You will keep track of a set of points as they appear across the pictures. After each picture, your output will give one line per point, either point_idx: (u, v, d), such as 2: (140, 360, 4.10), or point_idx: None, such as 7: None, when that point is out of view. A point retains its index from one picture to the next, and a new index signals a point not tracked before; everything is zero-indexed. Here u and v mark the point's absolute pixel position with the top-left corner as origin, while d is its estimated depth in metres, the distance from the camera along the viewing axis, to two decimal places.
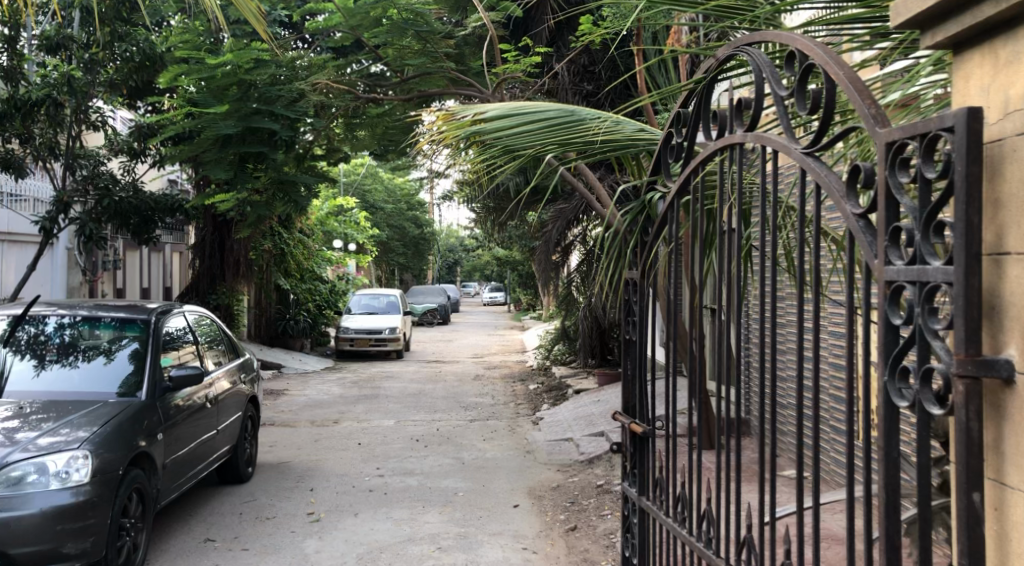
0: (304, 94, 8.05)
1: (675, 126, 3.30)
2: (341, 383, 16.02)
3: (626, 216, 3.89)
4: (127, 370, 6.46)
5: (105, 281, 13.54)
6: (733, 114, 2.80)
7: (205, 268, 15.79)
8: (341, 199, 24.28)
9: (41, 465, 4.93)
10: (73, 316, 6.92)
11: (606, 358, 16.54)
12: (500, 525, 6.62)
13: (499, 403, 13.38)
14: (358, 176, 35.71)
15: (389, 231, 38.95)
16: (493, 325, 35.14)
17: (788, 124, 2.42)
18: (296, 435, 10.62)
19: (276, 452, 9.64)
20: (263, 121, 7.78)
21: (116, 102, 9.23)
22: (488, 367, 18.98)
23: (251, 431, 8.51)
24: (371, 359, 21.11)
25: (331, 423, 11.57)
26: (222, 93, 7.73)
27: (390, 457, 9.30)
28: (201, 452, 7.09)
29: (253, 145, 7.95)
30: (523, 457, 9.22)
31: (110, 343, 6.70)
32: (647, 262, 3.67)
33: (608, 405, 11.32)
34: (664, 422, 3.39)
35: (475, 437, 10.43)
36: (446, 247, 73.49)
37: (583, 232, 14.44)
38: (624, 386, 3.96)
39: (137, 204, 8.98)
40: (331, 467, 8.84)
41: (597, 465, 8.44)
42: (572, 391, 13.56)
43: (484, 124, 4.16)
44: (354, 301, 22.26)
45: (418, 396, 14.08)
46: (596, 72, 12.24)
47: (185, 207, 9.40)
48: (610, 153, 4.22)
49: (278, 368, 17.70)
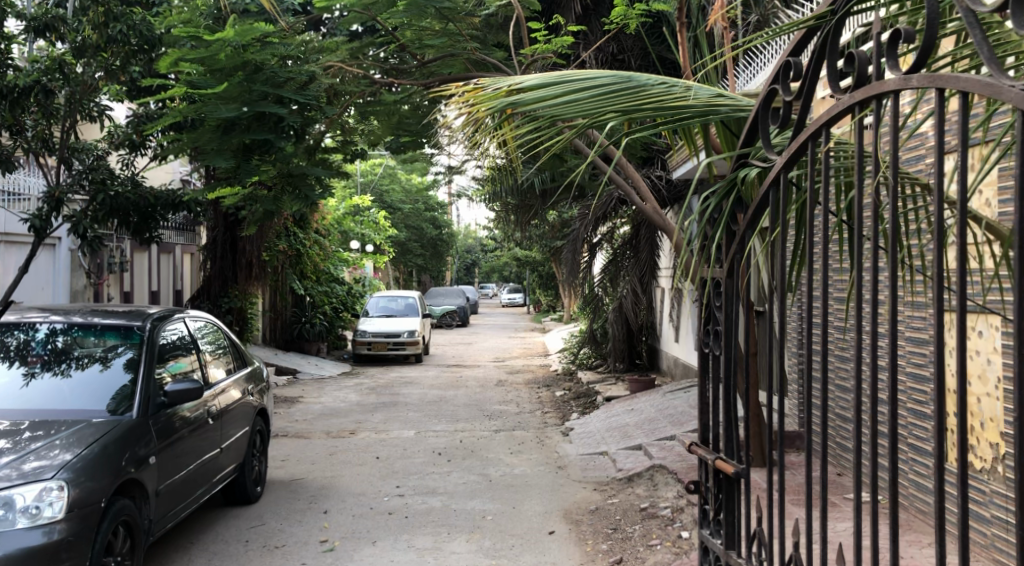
0: (316, 77, 7.40)
1: (781, 82, 2.60)
2: (358, 390, 15.34)
3: (705, 201, 3.14)
4: (121, 382, 5.78)
5: (111, 284, 12.87)
6: (886, 48, 2.14)
7: (217, 270, 15.12)
8: (357, 199, 23.59)
9: (7, 500, 4.27)
10: (67, 322, 6.24)
11: (635, 362, 15.91)
12: (535, 557, 5.92)
13: (525, 411, 12.63)
14: (375, 176, 35.03)
15: (406, 232, 38.33)
16: (514, 328, 34.45)
17: (992, 57, 1.82)
18: (311, 449, 9.92)
19: (288, 467, 8.93)
20: (271, 106, 7.09)
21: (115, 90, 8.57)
22: (511, 371, 18.26)
23: (260, 447, 7.82)
24: (391, 363, 20.45)
25: (348, 434, 10.86)
26: (224, 76, 7.02)
27: (411, 473, 8.58)
28: (204, 473, 6.40)
29: (258, 133, 7.19)
30: (555, 474, 8.48)
31: (106, 351, 6.03)
32: (733, 257, 2.95)
33: (643, 414, 10.58)
34: (767, 459, 2.70)
35: (501, 450, 9.70)
36: (464, 248, 72.78)
37: (611, 229, 14.08)
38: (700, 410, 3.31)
39: (137, 199, 8.25)
40: (347, 485, 8.13)
41: (638, 484, 7.72)
42: (602, 399, 12.82)
43: (521, 95, 3.45)
44: (372, 303, 21.56)
45: (439, 404, 13.36)
46: (625, 60, 11.48)
47: (189, 203, 8.66)
48: (679, 125, 3.47)
49: (293, 374, 17.04)
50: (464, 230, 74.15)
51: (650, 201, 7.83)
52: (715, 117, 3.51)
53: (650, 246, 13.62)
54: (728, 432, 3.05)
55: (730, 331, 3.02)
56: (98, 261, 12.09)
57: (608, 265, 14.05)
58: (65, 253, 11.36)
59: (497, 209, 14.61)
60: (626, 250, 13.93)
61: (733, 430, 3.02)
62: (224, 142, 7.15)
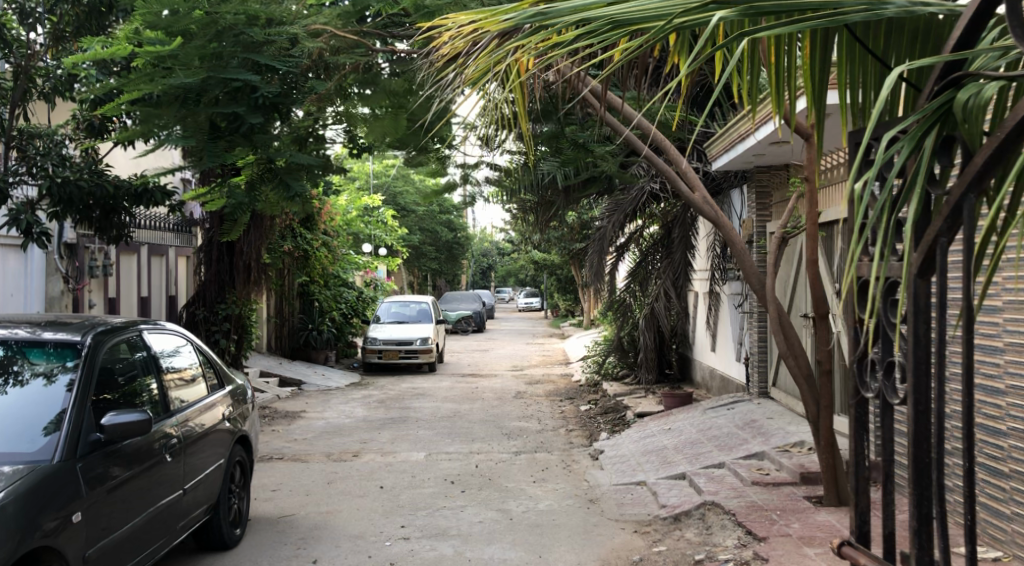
0: (300, 40, 6.45)
1: None
2: (366, 403, 14.15)
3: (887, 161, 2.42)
4: (55, 408, 4.59)
5: (93, 289, 11.77)
6: None
7: (213, 274, 13.94)
8: (368, 199, 22.40)
9: None
10: (8, 334, 5.05)
11: (664, 373, 14.74)
12: None
13: (548, 429, 11.42)
14: (388, 177, 33.80)
15: (421, 235, 37.11)
16: (532, 333, 33.17)
17: None
18: (306, 476, 8.74)
19: (278, 499, 7.77)
20: (240, 73, 5.92)
21: (63, 58, 7.43)
22: (530, 382, 17.00)
23: (239, 481, 6.63)
24: (403, 372, 19.30)
25: (350, 457, 9.70)
26: (181, 34, 5.73)
27: (419, 508, 7.39)
28: (165, 522, 5.24)
29: (227, 106, 6.04)
30: (586, 510, 7.26)
31: (47, 368, 4.83)
32: (935, 238, 2.30)
33: (683, 435, 9.38)
34: None
35: (521, 478, 8.48)
36: (481, 251, 71.59)
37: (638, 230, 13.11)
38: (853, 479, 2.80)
39: (92, 189, 7.11)
40: (342, 524, 6.95)
41: (686, 525, 6.50)
42: (633, 414, 11.61)
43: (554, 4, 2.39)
44: (384, 309, 20.45)
45: (453, 420, 12.17)
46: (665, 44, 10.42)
47: (157, 194, 7.52)
48: (828, 24, 2.29)
49: (297, 386, 15.91)
50: (482, 234, 72.87)
51: (699, 190, 6.63)
52: (886, 14, 2.33)
53: (683, 245, 12.44)
54: (913, 512, 2.46)
55: (919, 361, 2.39)
56: (77, 263, 11.01)
57: (635, 269, 13.07)
58: (38, 256, 10.33)
59: (515, 208, 13.45)
60: (657, 251, 12.88)
61: (922, 510, 2.41)
62: (183, 114, 5.85)
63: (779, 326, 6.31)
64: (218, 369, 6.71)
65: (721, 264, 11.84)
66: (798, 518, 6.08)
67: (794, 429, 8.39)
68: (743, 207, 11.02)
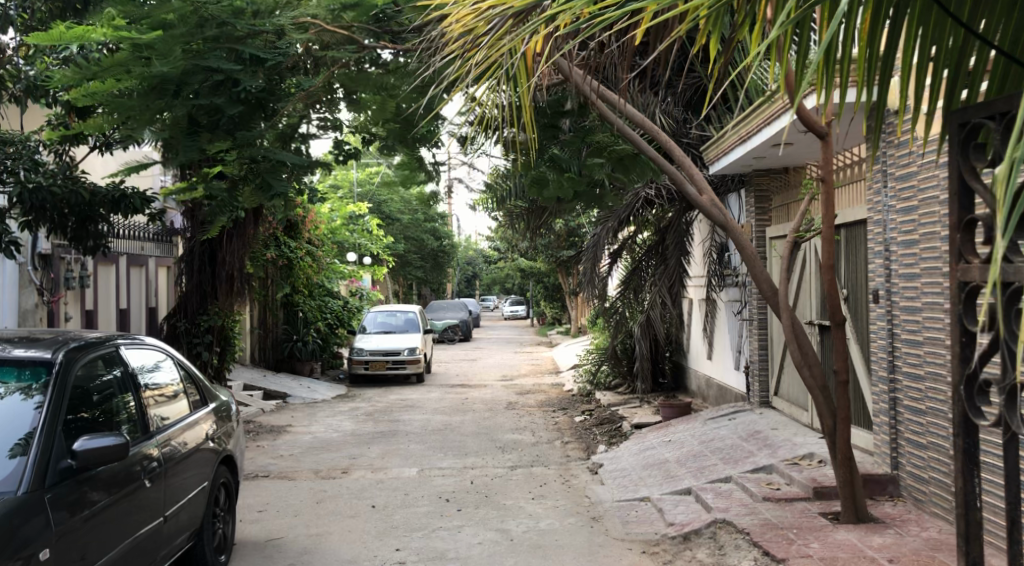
0: (286, 32, 6.19)
1: None
2: (353, 416, 13.75)
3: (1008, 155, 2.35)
4: (21, 432, 4.20)
5: (69, 302, 11.32)
6: None
7: (195, 284, 13.49)
8: (353, 207, 21.99)
9: None
10: None
11: (658, 382, 14.46)
12: None
13: (543, 441, 11.07)
14: (372, 186, 33.33)
15: (406, 243, 36.69)
16: (519, 341, 32.81)
17: None
18: (294, 495, 8.35)
19: (265, 521, 7.39)
20: (220, 63, 5.62)
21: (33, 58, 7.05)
22: (521, 392, 16.63)
23: (224, 505, 6.25)
24: (390, 383, 18.88)
25: (339, 474, 9.31)
26: (157, 23, 5.30)
27: (414, 529, 7.03)
28: (147, 554, 4.86)
29: (208, 98, 5.73)
30: (590, 529, 6.91)
31: (13, 388, 4.44)
32: None
33: (684, 448, 9.07)
34: None
35: (519, 495, 8.12)
36: (466, 259, 71.24)
37: (630, 240, 12.83)
38: (959, 519, 2.72)
39: (65, 194, 6.73)
40: (334, 548, 6.58)
41: (697, 546, 6.17)
42: (630, 425, 11.28)
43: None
44: (370, 319, 20.06)
45: (444, 433, 11.79)
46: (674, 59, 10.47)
47: (135, 200, 7.15)
48: None
49: (283, 399, 15.49)
50: (467, 241, 72.40)
51: (706, 192, 6.29)
52: None
53: (678, 251, 12.01)
54: None
55: None
56: (52, 275, 10.58)
57: (626, 278, 12.77)
58: (10, 267, 9.89)
59: (506, 214, 13.13)
60: (650, 257, 12.56)
61: None
62: (161, 105, 5.52)
63: (793, 332, 5.99)
64: (199, 384, 6.33)
65: (718, 271, 11.54)
66: (817, 537, 5.77)
67: (802, 441, 8.09)
68: (741, 212, 10.76)
